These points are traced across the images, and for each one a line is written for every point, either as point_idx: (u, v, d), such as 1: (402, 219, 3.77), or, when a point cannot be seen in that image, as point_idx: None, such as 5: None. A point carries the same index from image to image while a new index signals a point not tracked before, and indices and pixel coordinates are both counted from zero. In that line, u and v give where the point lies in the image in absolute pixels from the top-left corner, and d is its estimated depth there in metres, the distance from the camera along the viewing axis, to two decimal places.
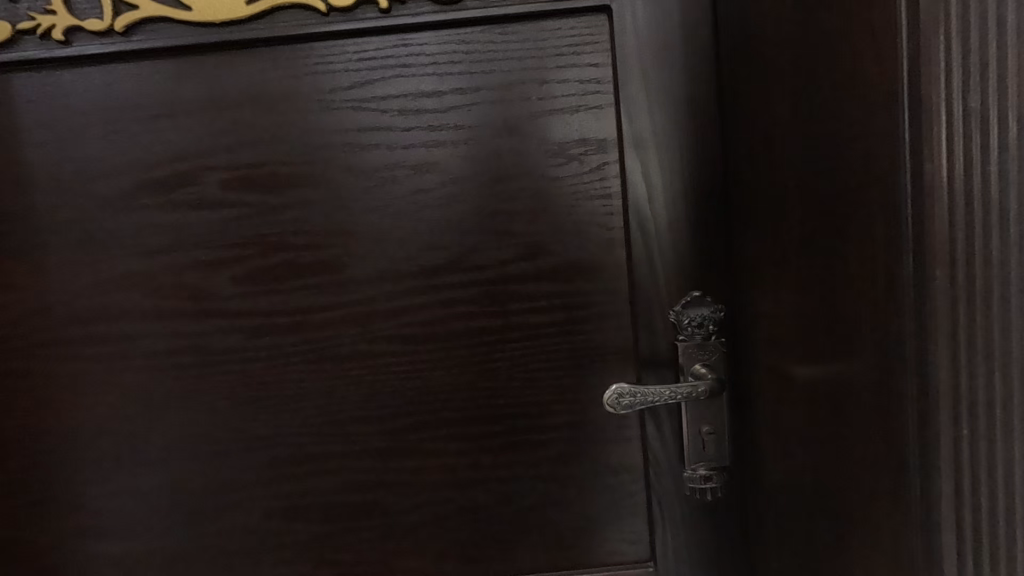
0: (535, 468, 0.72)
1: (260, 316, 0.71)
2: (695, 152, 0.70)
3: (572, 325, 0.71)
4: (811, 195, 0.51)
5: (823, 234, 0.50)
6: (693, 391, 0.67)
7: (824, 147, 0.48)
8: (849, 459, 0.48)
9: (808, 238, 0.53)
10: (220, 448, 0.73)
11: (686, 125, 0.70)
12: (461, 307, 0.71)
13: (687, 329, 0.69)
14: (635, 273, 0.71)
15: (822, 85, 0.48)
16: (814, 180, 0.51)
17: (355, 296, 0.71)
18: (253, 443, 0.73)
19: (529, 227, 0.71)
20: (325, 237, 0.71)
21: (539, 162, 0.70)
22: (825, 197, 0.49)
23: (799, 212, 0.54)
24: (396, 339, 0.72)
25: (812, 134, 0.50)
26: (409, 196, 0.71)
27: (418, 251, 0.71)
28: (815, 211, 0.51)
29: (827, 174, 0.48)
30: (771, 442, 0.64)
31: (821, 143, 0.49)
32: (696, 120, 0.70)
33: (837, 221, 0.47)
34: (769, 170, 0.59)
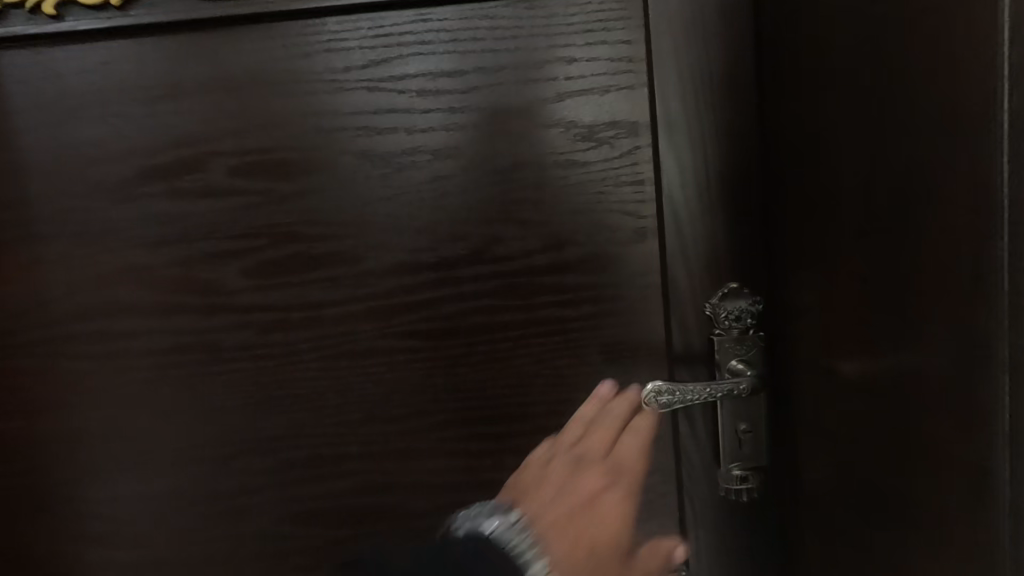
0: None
1: (272, 311, 0.68)
2: (732, 135, 0.66)
3: (601, 320, 0.68)
4: (874, 182, 0.48)
5: (888, 225, 0.46)
6: (733, 388, 0.64)
7: (899, 130, 0.44)
8: (917, 464, 0.45)
9: (868, 229, 0.49)
10: (233, 449, 0.69)
11: (722, 107, 0.65)
12: (485, 301, 0.68)
13: (723, 323, 0.66)
14: (669, 263, 0.67)
15: (900, 61, 0.44)
16: (880, 166, 0.47)
17: (371, 289, 0.68)
18: (265, 444, 0.69)
19: (556, 216, 0.67)
20: (340, 228, 0.67)
21: (566, 148, 0.66)
22: (896, 185, 0.45)
23: (857, 200, 0.50)
24: (416, 334, 0.68)
25: (880, 117, 0.46)
26: (428, 183, 0.66)
27: (439, 241, 0.67)
28: (879, 199, 0.47)
29: (902, 157, 0.44)
30: (813, 442, 0.61)
31: (895, 125, 0.45)
32: (735, 101, 0.65)
33: (909, 211, 0.44)
34: (821, 153, 0.55)
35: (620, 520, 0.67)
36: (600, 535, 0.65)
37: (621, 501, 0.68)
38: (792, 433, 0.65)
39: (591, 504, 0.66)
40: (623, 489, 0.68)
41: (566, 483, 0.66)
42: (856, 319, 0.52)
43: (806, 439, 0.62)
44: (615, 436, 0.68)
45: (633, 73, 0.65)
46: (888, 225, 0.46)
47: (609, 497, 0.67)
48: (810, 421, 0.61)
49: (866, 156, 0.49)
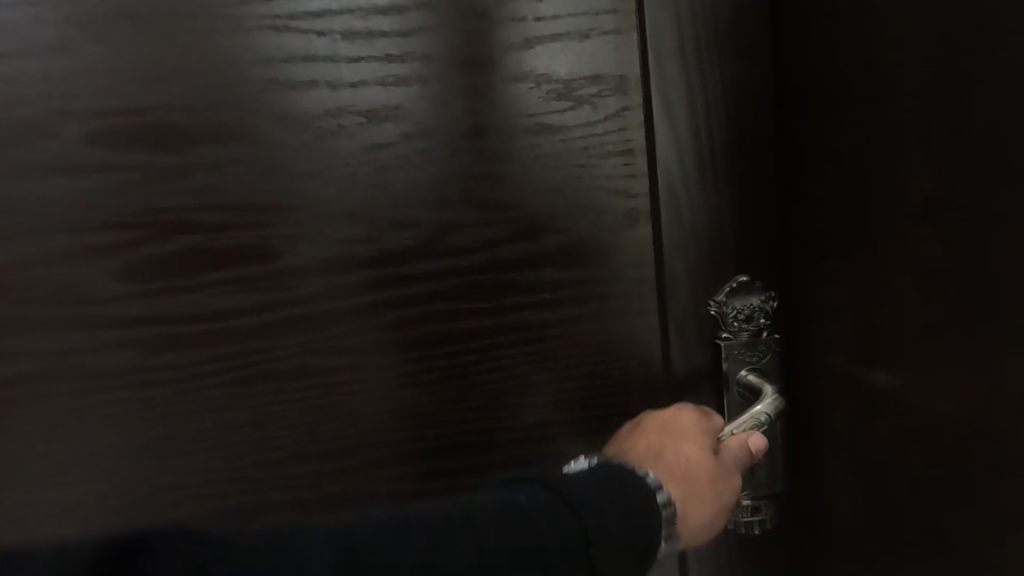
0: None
1: (159, 324, 0.52)
2: (738, 93, 0.53)
3: (583, 325, 0.56)
4: (963, 149, 0.37)
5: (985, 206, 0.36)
6: (762, 414, 0.52)
7: (1012, 78, 0.33)
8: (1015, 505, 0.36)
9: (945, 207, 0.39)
10: (106, 507, 0.52)
11: (728, 57, 0.53)
12: (442, 305, 0.54)
13: (732, 325, 0.55)
14: (667, 252, 0.54)
15: None
16: (975, 128, 0.36)
17: (290, 294, 0.53)
18: (153, 502, 0.53)
19: (526, 197, 0.53)
20: (245, 215, 0.51)
21: (538, 108, 0.52)
22: (1002, 153, 0.34)
23: (930, 170, 0.39)
24: (352, 350, 0.54)
25: (976, 60, 0.35)
26: (360, 156, 0.52)
27: (378, 230, 0.53)
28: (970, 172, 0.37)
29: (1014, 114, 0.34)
30: (838, 468, 0.51)
31: (1004, 68, 0.34)
32: (743, 52, 0.53)
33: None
34: (868, 114, 0.44)
35: (703, 447, 0.49)
36: (693, 463, 0.48)
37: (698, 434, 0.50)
38: (808, 456, 0.55)
39: (667, 435, 0.50)
40: (689, 422, 0.51)
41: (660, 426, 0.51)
42: (919, 318, 0.42)
43: (825, 462, 0.52)
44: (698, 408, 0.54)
45: (620, 13, 0.52)
46: (987, 201, 0.36)
47: (677, 424, 0.51)
48: (834, 444, 0.51)
49: (950, 115, 0.38)
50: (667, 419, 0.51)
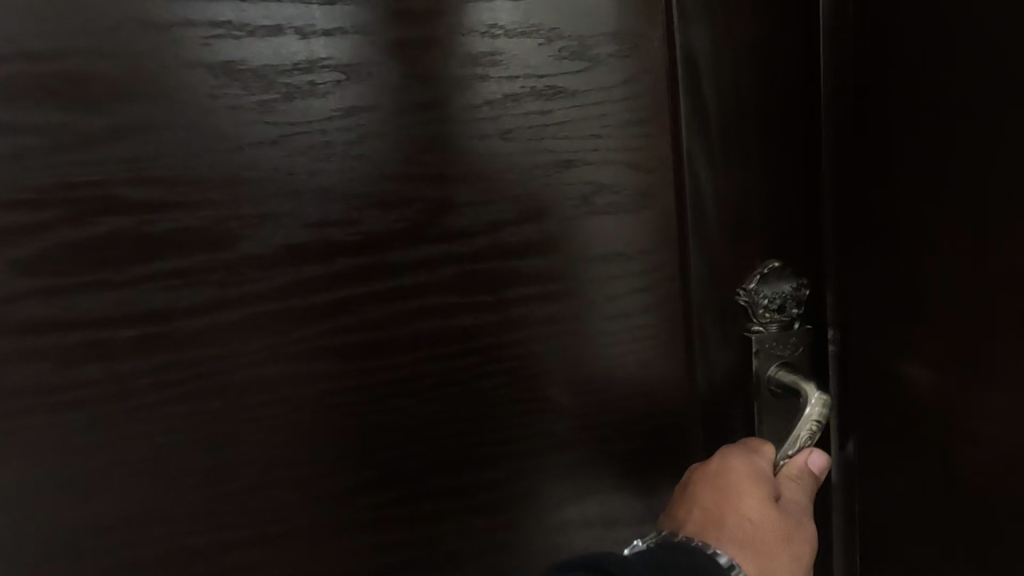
0: (536, 518, 0.52)
1: (79, 330, 0.41)
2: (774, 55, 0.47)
3: (597, 319, 0.49)
4: None
5: None
6: (819, 421, 0.46)
7: None
8: None
9: None
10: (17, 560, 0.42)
11: (763, 12, 0.46)
12: (438, 299, 0.46)
13: (763, 316, 0.49)
14: (694, 236, 0.48)
15: None
16: None
17: (252, 288, 0.43)
18: (80, 549, 0.43)
19: (534, 172, 0.46)
20: (193, 192, 0.41)
21: (550, 68, 0.45)
22: None
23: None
24: (330, 354, 0.45)
25: None
26: (337, 120, 0.43)
27: (360, 211, 0.44)
28: None
29: None
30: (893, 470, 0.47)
31: None
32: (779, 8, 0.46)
33: None
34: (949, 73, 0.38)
35: (766, 501, 0.41)
36: (761, 526, 0.41)
37: (755, 489, 0.42)
38: (858, 456, 0.50)
39: (721, 497, 0.42)
40: (742, 472, 0.43)
41: (712, 488, 0.43)
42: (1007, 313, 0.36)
43: (865, 460, 0.49)
44: (749, 447, 0.45)
45: None
46: None
47: (729, 480, 0.42)
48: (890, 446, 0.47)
49: None
50: (715, 474, 0.43)
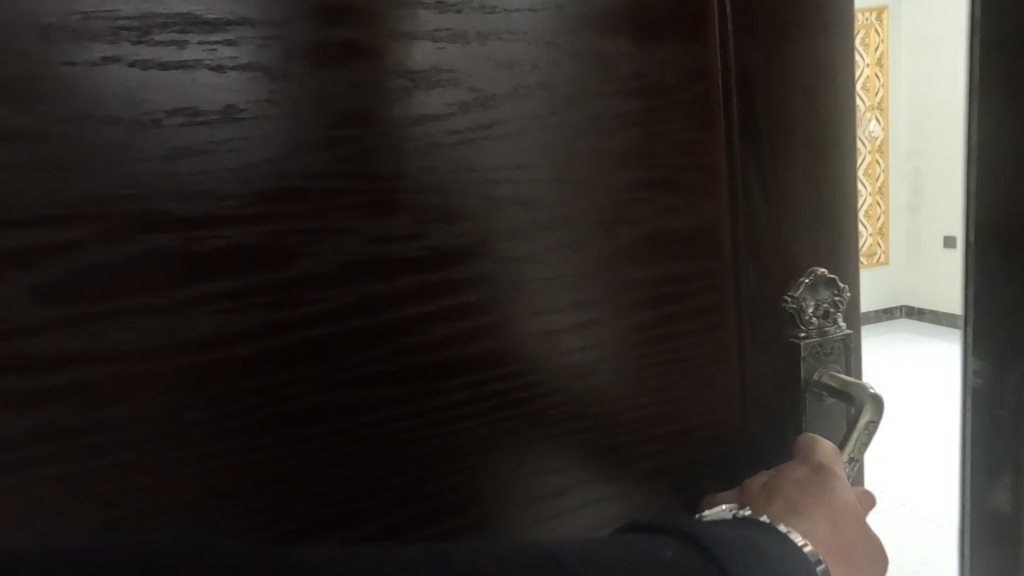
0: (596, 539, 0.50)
1: (112, 361, 0.36)
2: (819, 73, 0.49)
3: (654, 331, 0.49)
4: None
5: None
6: (872, 423, 0.50)
7: None
8: None
9: None
10: None
11: (808, 31, 0.48)
12: (506, 315, 0.45)
13: (811, 322, 0.51)
14: (747, 245, 0.49)
15: None
16: None
17: (310, 311, 0.40)
18: None
19: (601, 182, 0.46)
20: (246, 207, 0.38)
21: (613, 79, 0.45)
22: None
23: None
24: (393, 377, 0.43)
25: None
26: (400, 130, 0.40)
27: (431, 224, 0.42)
28: None
29: None
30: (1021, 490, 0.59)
31: None
32: (821, 29, 0.49)
33: None
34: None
35: (857, 511, 0.45)
36: (852, 530, 0.43)
37: (851, 500, 0.45)
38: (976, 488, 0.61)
39: (823, 493, 0.45)
40: (828, 484, 0.46)
41: (816, 483, 0.46)
42: None
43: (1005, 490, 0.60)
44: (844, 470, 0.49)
45: None
46: None
47: (831, 484, 0.46)
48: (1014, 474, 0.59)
49: None
50: (819, 477, 0.47)
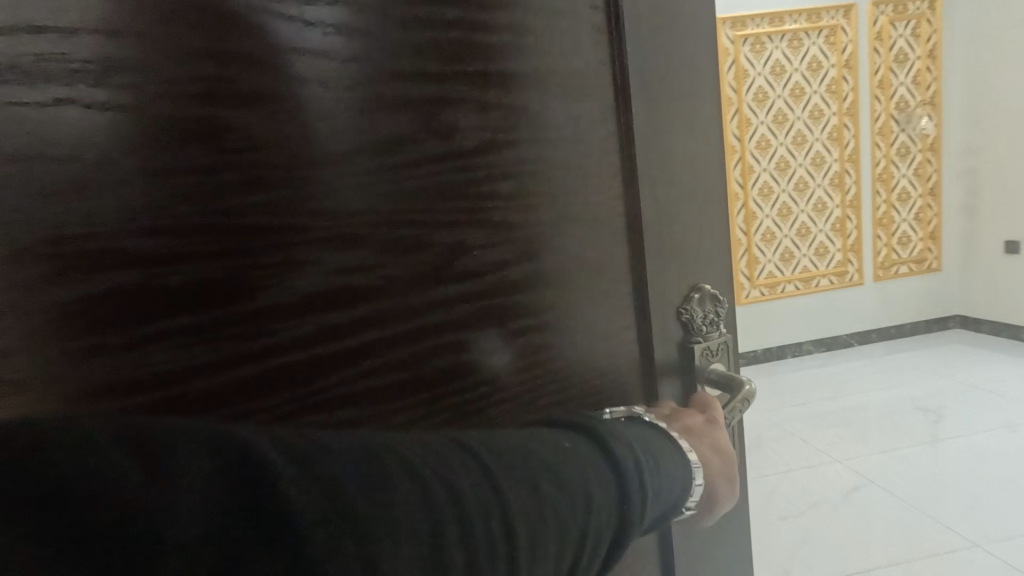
0: None
1: (73, 390, 0.37)
2: (705, 126, 0.59)
3: (584, 343, 0.56)
4: None
5: None
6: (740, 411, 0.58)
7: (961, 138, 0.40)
8: None
9: None
10: None
11: (695, 91, 0.58)
12: (451, 336, 0.49)
13: (700, 329, 0.60)
14: (656, 268, 0.57)
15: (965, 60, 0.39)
16: None
17: (268, 341, 0.42)
18: None
19: (534, 215, 0.52)
20: (207, 245, 0.39)
21: (541, 128, 0.51)
22: None
23: None
24: (350, 400, 0.45)
25: None
26: (355, 168, 0.44)
27: (382, 256, 0.45)
28: None
29: None
30: None
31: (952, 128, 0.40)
32: (705, 89, 0.58)
33: None
34: None
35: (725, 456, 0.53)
36: (715, 463, 0.52)
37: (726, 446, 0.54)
38: None
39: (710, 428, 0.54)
40: (718, 428, 0.54)
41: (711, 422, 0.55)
42: None
43: None
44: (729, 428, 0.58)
45: (602, 36, 0.53)
46: None
47: (719, 429, 0.54)
48: None
49: None
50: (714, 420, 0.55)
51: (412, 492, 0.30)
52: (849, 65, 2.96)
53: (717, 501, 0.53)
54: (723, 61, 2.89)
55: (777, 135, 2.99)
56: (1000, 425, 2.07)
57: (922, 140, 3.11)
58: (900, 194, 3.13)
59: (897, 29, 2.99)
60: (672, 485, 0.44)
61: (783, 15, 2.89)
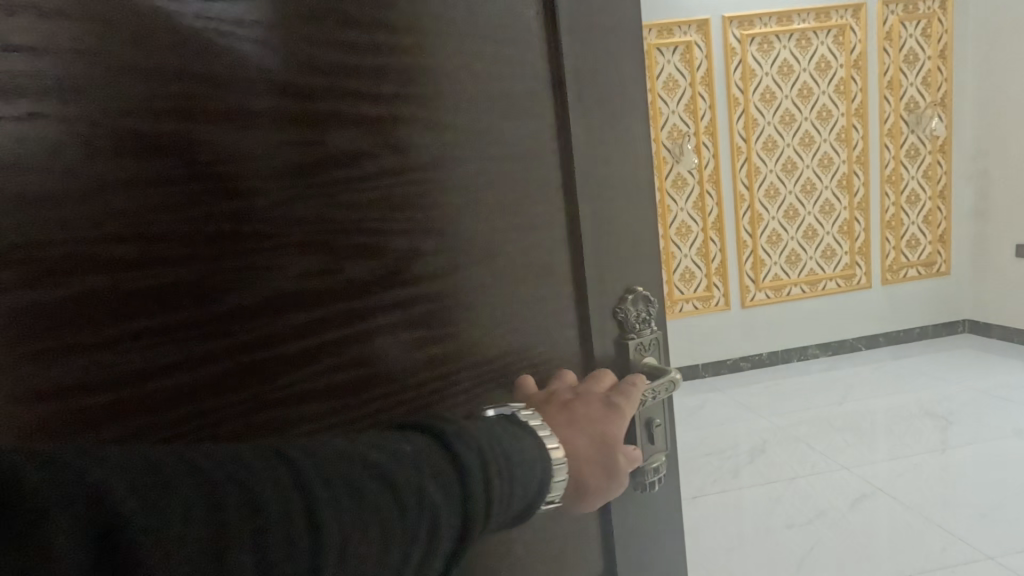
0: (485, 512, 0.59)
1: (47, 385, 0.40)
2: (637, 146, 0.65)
3: (530, 340, 0.61)
4: None
5: None
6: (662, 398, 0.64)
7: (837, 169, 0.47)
8: None
9: None
10: None
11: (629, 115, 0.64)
12: (406, 335, 0.53)
13: (635, 327, 0.66)
14: (593, 272, 0.63)
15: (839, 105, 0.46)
16: None
17: (233, 340, 0.45)
18: None
19: (482, 224, 0.57)
20: (175, 250, 0.42)
21: (488, 146, 0.56)
22: None
23: None
24: (311, 394, 0.49)
25: None
26: (316, 180, 0.47)
27: (341, 262, 0.49)
28: None
29: None
30: None
31: None
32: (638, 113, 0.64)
33: None
34: None
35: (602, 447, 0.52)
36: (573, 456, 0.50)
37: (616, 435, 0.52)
38: None
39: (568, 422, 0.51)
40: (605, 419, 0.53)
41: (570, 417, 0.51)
42: None
43: None
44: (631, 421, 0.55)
45: (543, 65, 0.59)
46: None
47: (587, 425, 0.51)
48: None
49: None
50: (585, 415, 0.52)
51: (192, 487, 0.30)
52: (859, 65, 3.26)
53: (587, 489, 0.51)
54: (730, 59, 3.15)
55: (783, 135, 3.26)
56: (1011, 433, 2.23)
57: (932, 142, 3.39)
58: (909, 195, 3.42)
59: (907, 29, 3.27)
60: (519, 477, 0.41)
61: (793, 13, 3.15)
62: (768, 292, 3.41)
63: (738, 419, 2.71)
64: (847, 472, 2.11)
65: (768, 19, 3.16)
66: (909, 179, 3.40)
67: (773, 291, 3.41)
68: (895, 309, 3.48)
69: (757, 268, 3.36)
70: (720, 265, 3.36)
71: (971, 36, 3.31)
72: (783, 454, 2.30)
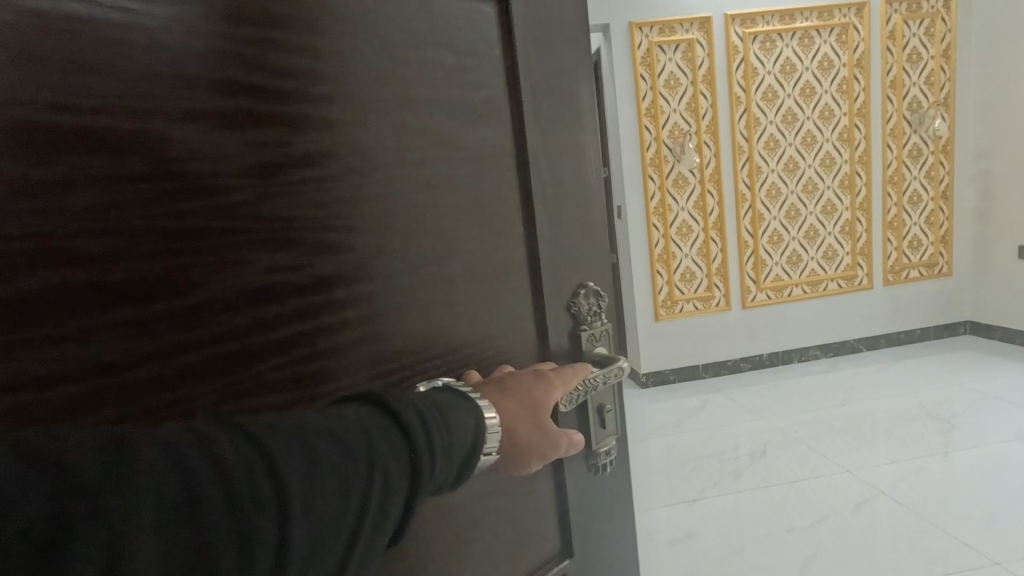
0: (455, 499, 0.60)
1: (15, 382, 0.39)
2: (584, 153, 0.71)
3: (490, 332, 0.65)
4: None
5: None
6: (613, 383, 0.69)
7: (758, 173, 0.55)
8: None
9: None
10: None
11: (576, 125, 0.70)
12: (372, 326, 0.56)
13: (586, 318, 0.72)
14: (548, 268, 0.68)
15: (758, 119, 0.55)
16: None
17: (207, 331, 0.46)
18: None
19: (445, 223, 0.60)
20: (150, 244, 0.44)
21: (449, 150, 0.60)
22: None
23: None
24: (283, 383, 0.50)
25: None
26: (286, 179, 0.50)
27: (311, 257, 0.51)
28: None
29: None
30: None
31: None
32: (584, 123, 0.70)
33: None
34: None
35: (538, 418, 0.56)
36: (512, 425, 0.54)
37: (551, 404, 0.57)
38: None
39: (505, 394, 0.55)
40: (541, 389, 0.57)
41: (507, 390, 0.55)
42: None
43: None
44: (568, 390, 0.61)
45: (500, 77, 0.63)
46: None
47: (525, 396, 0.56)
48: None
49: None
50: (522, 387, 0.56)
51: (150, 480, 0.31)
52: (859, 65, 3.45)
53: (521, 447, 0.55)
54: (733, 59, 3.32)
55: (783, 135, 3.46)
56: (1011, 438, 2.37)
57: (934, 142, 3.61)
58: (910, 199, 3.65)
59: (909, 29, 3.49)
60: (458, 440, 0.46)
61: (795, 12, 3.33)
62: (768, 292, 3.58)
63: (734, 424, 2.84)
64: (850, 473, 2.26)
65: (768, 19, 3.33)
66: (909, 180, 3.65)
67: (773, 291, 3.59)
68: (896, 308, 3.71)
69: (757, 268, 3.53)
70: (720, 265, 3.53)
71: (972, 47, 3.56)
72: (782, 455, 2.47)
